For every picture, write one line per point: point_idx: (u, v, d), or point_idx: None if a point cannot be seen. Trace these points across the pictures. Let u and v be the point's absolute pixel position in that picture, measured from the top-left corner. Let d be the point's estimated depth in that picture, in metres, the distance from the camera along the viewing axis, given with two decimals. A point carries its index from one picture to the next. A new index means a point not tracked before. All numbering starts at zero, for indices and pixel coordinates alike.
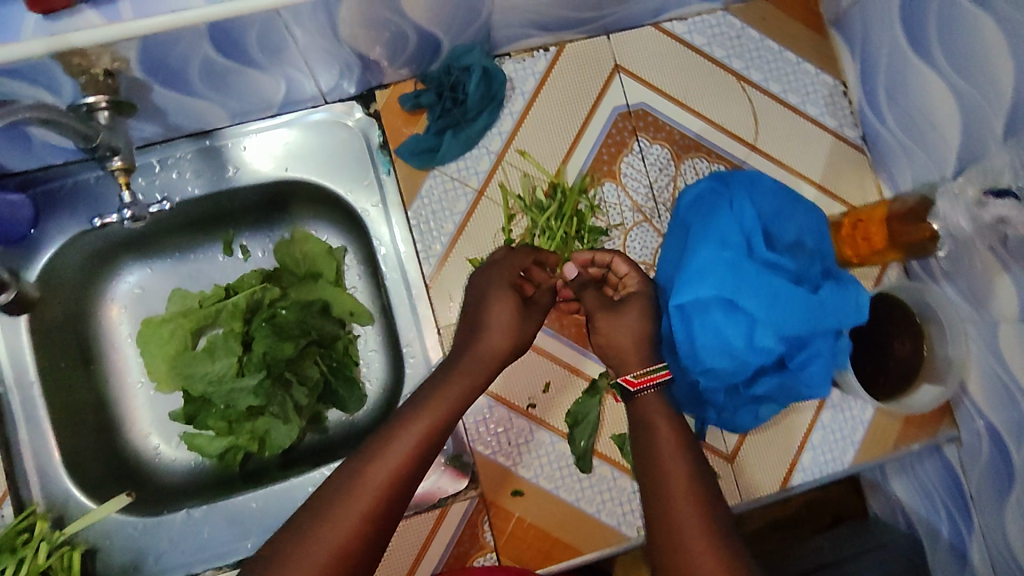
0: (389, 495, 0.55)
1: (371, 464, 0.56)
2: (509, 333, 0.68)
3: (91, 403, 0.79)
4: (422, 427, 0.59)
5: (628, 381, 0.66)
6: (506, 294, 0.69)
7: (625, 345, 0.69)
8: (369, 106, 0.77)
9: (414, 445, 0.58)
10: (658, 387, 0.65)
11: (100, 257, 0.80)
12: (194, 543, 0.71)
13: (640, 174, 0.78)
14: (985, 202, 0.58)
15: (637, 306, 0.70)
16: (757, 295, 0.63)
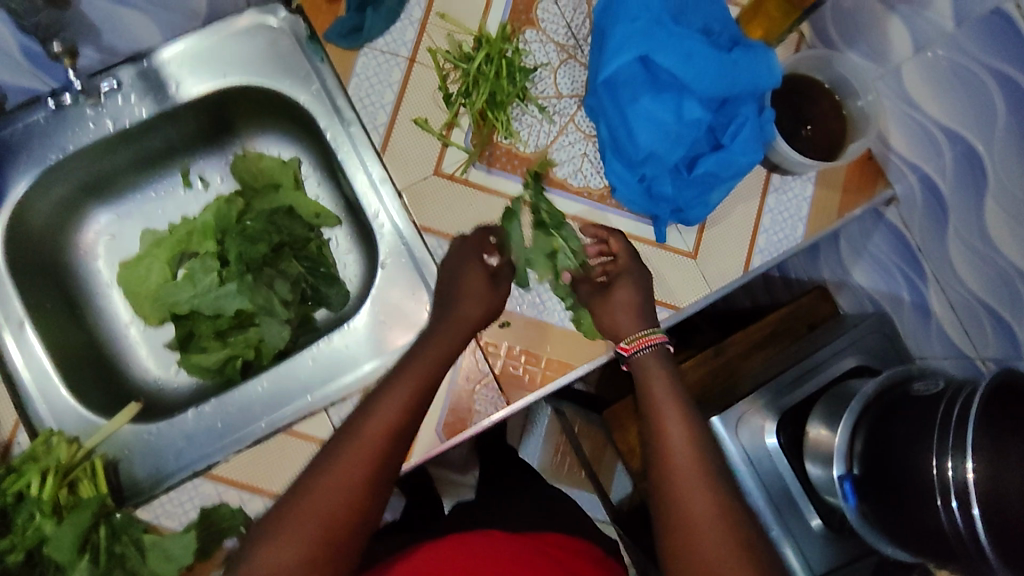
0: (353, 504, 0.60)
1: (327, 475, 0.61)
2: (482, 302, 0.73)
3: (83, 341, 0.81)
4: (376, 443, 0.63)
5: (623, 348, 0.73)
6: (475, 265, 0.75)
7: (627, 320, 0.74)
8: (290, 4, 0.80)
9: (374, 449, 0.62)
10: (652, 349, 0.72)
11: (67, 203, 0.82)
12: (210, 435, 0.74)
13: (557, 17, 0.83)
14: None
15: (628, 282, 0.75)
16: (674, 65, 0.70)
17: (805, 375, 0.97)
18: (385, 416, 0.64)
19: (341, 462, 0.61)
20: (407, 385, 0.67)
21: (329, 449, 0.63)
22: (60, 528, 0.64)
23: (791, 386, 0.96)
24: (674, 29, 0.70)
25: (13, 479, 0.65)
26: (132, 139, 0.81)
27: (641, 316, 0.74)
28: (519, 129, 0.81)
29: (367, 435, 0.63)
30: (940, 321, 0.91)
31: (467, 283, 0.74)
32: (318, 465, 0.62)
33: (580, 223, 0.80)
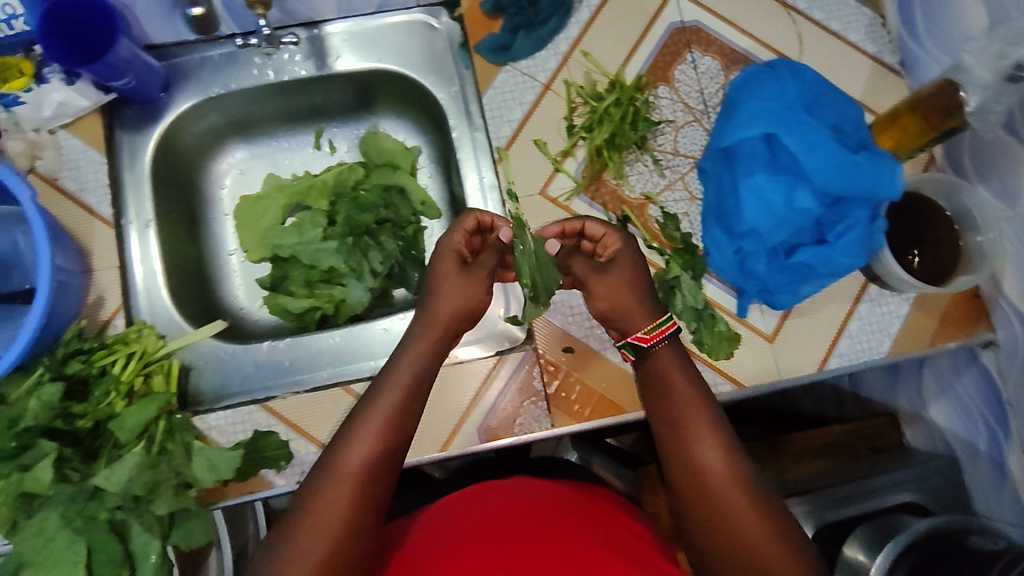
0: (341, 541, 0.59)
1: (310, 515, 0.59)
2: (459, 298, 0.76)
3: (191, 255, 0.89)
4: (353, 479, 0.61)
5: (641, 338, 0.73)
6: (448, 259, 0.77)
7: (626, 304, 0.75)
8: (452, 11, 0.88)
9: (353, 483, 0.61)
10: (668, 340, 0.73)
11: (215, 135, 0.93)
12: (274, 369, 0.79)
13: (692, 81, 0.86)
14: (1004, 57, 0.66)
15: (626, 263, 0.77)
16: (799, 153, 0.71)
17: (854, 497, 0.92)
18: (357, 454, 0.62)
19: (325, 497, 0.60)
20: (375, 425, 0.65)
21: (309, 489, 0.62)
22: (127, 410, 0.71)
23: (847, 500, 0.93)
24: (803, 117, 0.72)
25: (103, 353, 0.73)
26: (286, 94, 0.91)
27: (644, 302, 0.75)
28: (629, 173, 0.83)
29: (345, 469, 0.62)
30: (1017, 485, 0.83)
31: (442, 279, 0.76)
32: (302, 508, 0.60)
33: (656, 267, 0.80)
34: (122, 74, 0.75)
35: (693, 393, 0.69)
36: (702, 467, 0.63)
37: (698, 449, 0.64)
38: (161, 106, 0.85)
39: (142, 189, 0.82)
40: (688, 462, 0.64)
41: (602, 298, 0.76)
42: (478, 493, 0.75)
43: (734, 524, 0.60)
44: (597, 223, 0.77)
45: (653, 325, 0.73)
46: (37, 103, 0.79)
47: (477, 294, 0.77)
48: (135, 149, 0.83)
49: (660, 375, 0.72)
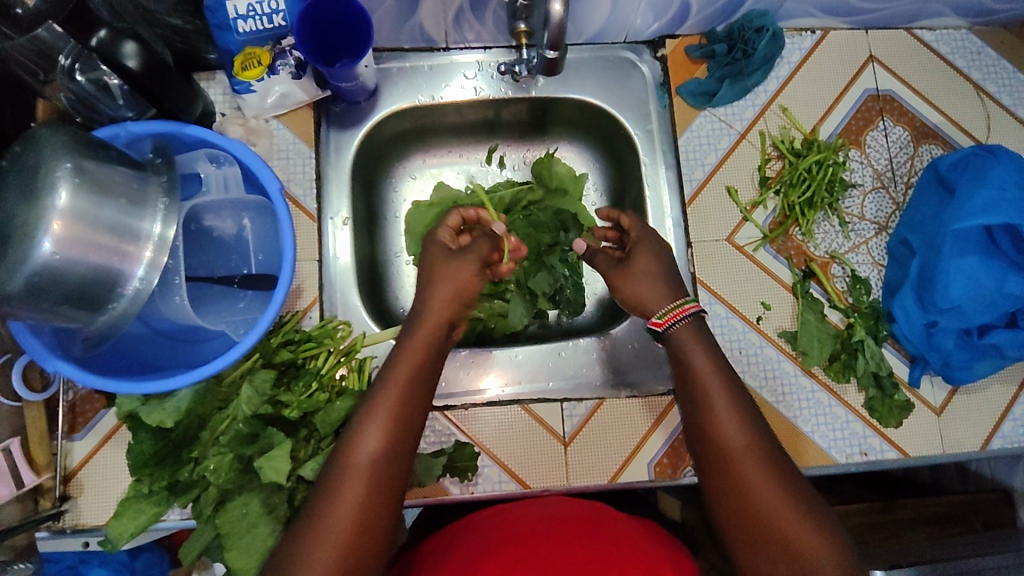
0: (387, 466, 0.59)
1: (360, 437, 0.59)
2: (451, 282, 0.73)
3: (370, 253, 0.91)
4: (395, 399, 0.62)
5: (656, 322, 0.71)
6: (439, 241, 0.78)
7: (648, 294, 0.74)
8: (656, 51, 0.90)
9: (400, 396, 0.63)
10: (687, 320, 0.69)
11: (401, 139, 0.94)
12: (452, 378, 0.82)
13: (882, 148, 0.88)
14: None
15: (643, 251, 0.76)
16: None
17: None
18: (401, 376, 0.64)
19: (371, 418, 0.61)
20: (411, 355, 0.66)
21: (355, 418, 0.62)
22: (332, 404, 0.72)
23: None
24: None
25: (307, 346, 0.75)
26: (478, 108, 0.92)
27: (666, 288, 0.74)
28: (816, 231, 0.85)
29: (388, 391, 0.63)
30: None
31: (435, 261, 0.76)
32: (344, 438, 0.60)
33: (837, 327, 0.83)
34: (352, 80, 0.78)
35: (710, 361, 0.66)
36: (721, 439, 0.62)
37: (721, 422, 0.63)
38: (365, 110, 0.87)
39: (343, 187, 0.84)
40: (710, 444, 0.62)
41: (620, 290, 0.76)
42: (513, 502, 0.75)
43: (761, 489, 0.59)
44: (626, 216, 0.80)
45: (671, 308, 0.71)
46: (263, 93, 0.79)
47: (472, 276, 0.74)
48: (340, 145, 0.85)
49: (677, 354, 0.68)
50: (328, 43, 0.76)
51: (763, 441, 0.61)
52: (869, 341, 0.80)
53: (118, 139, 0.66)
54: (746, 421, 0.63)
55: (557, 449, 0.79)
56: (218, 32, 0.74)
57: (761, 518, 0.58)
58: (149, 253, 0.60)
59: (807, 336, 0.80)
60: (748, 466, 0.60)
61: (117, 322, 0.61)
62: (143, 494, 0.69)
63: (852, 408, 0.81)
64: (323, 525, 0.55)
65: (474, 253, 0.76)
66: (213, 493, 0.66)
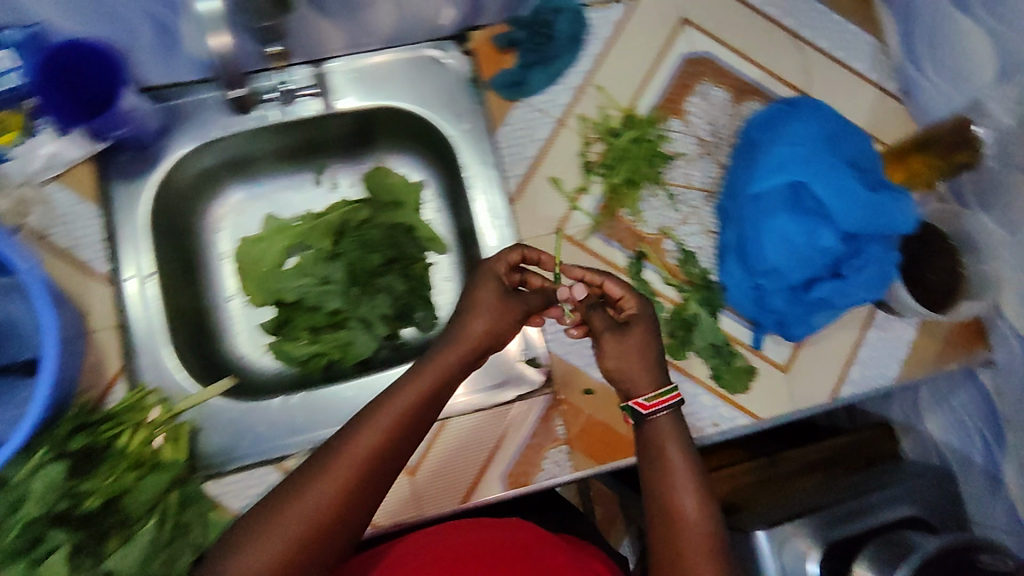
0: (372, 474, 0.59)
1: (358, 437, 0.60)
2: (489, 314, 0.72)
3: (192, 304, 0.85)
4: (398, 412, 0.62)
5: (641, 404, 0.70)
6: (489, 278, 0.74)
7: (633, 367, 0.72)
8: (462, 45, 0.84)
9: (341, 491, 0.57)
10: (669, 411, 0.69)
11: (211, 175, 0.88)
12: (286, 427, 0.76)
13: (704, 113, 0.85)
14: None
15: (641, 325, 0.73)
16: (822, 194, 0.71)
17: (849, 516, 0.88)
18: (352, 463, 0.59)
19: (374, 422, 0.61)
20: (373, 438, 0.60)
21: (270, 502, 0.58)
22: (141, 483, 0.66)
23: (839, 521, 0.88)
24: (836, 160, 0.71)
25: (109, 426, 0.69)
26: (288, 131, 0.86)
27: (653, 368, 0.72)
28: (645, 209, 0.83)
29: (318, 485, 0.57)
30: (1012, 494, 0.87)
31: (480, 299, 0.73)
32: (339, 435, 0.61)
33: (672, 303, 0.80)
34: (119, 125, 0.74)
35: (682, 453, 0.67)
36: (678, 512, 0.64)
37: (679, 504, 0.64)
38: (156, 151, 0.80)
39: (140, 243, 0.77)
40: (668, 514, 0.64)
41: (610, 357, 0.73)
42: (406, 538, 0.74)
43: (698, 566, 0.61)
44: (615, 286, 0.75)
45: (656, 393, 0.70)
46: (27, 156, 0.75)
47: (508, 322, 0.73)
48: (131, 198, 0.78)
49: (651, 443, 0.69)
50: (88, 95, 0.74)
51: (721, 526, 0.63)
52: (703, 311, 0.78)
53: None
54: (706, 505, 0.64)
55: (402, 479, 0.75)
56: None
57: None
58: None
59: None
60: (698, 548, 0.62)
61: None
62: None
63: (700, 382, 0.80)
64: (283, 517, 0.55)
65: (486, 270, 0.74)
66: None
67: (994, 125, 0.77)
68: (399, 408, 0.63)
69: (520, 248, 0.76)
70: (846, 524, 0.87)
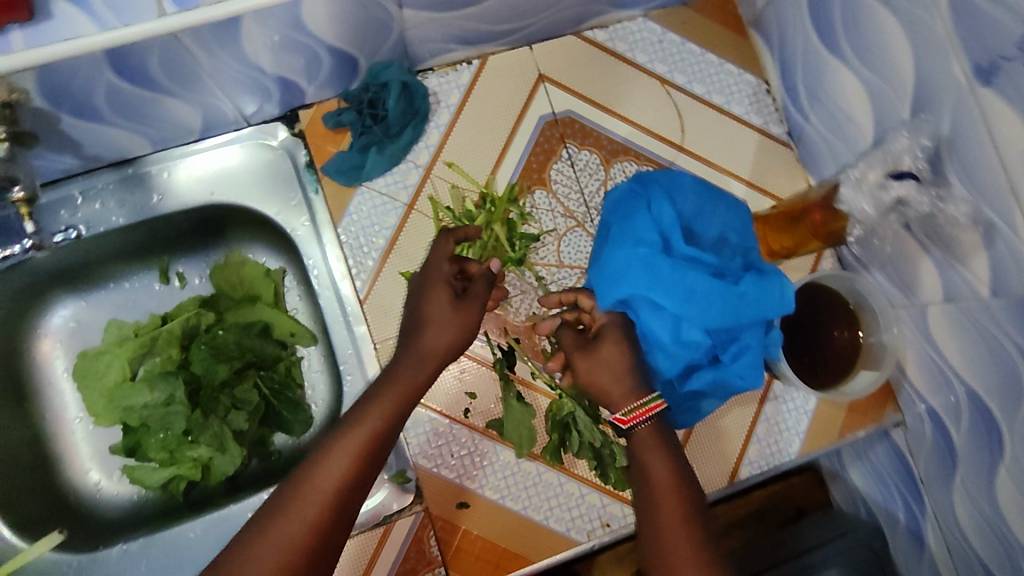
0: (343, 495, 0.53)
1: (328, 457, 0.54)
2: (448, 326, 0.62)
3: (22, 438, 0.77)
4: (374, 423, 0.56)
5: (618, 418, 0.59)
6: (441, 290, 0.64)
7: (606, 383, 0.61)
8: (293, 126, 0.77)
9: (310, 523, 0.51)
10: (652, 421, 0.58)
11: (34, 291, 0.79)
12: (131, 574, 0.70)
13: (571, 181, 0.78)
14: (887, 187, 0.64)
15: (612, 337, 0.63)
16: (672, 296, 0.63)
17: None
18: (323, 486, 0.53)
19: (346, 436, 0.55)
20: (345, 455, 0.54)
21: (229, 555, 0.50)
22: None
23: None
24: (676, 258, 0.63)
25: None
26: (115, 237, 0.77)
27: (642, 380, 0.61)
28: (510, 295, 0.76)
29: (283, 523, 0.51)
30: (936, 559, 0.80)
31: (431, 311, 0.62)
32: (306, 459, 0.55)
33: (549, 396, 0.75)
34: None
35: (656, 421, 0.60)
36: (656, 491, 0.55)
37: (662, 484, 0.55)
38: None
39: None
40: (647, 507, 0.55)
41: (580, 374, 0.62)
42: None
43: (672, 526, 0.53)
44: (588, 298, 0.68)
45: (635, 404, 0.59)
46: None
47: (465, 328, 0.63)
48: None
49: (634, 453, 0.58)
50: None
51: (693, 496, 0.55)
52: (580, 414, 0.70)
53: None
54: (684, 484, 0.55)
55: None
56: None
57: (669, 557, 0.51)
58: None
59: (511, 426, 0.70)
60: (672, 515, 0.53)
61: None
62: None
63: (584, 480, 0.74)
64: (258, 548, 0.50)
65: (433, 276, 0.65)
66: None
67: (857, 213, 0.67)
68: (370, 428, 0.56)
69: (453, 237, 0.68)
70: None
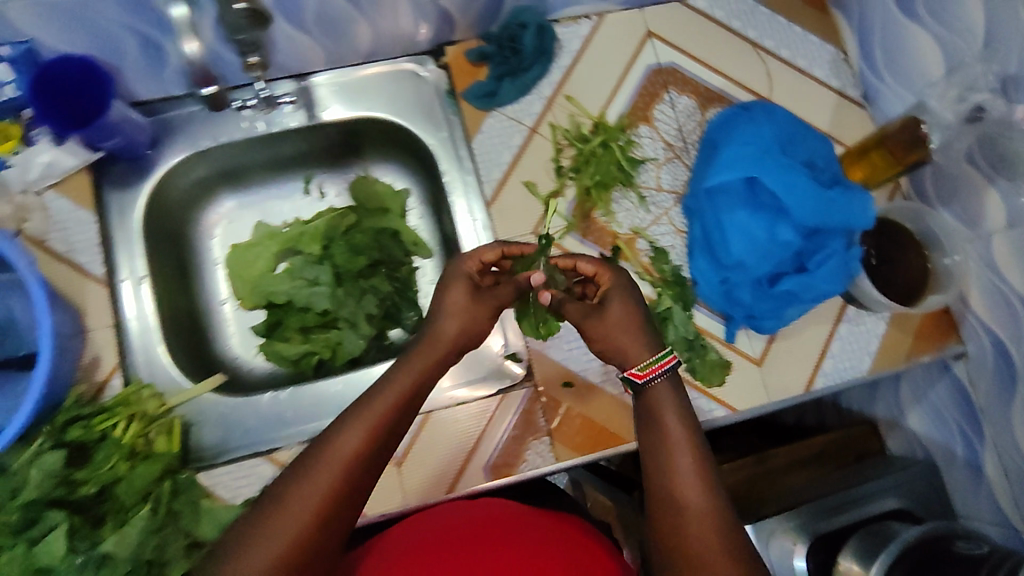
0: (348, 476, 0.58)
1: (330, 446, 0.59)
2: (460, 317, 0.73)
3: (186, 308, 0.89)
4: (390, 401, 0.63)
5: (635, 373, 0.69)
6: (463, 280, 0.75)
7: (623, 341, 0.72)
8: (439, 59, 0.90)
9: (326, 491, 0.56)
10: (664, 377, 0.68)
11: (205, 186, 0.93)
12: (277, 421, 0.80)
13: (671, 119, 0.90)
14: (966, 99, 0.76)
15: (618, 298, 0.74)
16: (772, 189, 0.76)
17: (841, 506, 0.94)
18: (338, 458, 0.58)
19: (342, 430, 0.60)
20: (359, 430, 0.60)
21: (246, 523, 0.55)
22: (132, 473, 0.70)
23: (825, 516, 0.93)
24: (779, 158, 0.76)
25: (102, 418, 0.72)
26: (278, 142, 0.92)
27: (642, 339, 0.72)
28: (617, 211, 0.87)
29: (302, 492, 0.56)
30: (993, 485, 0.88)
31: (450, 300, 0.73)
32: (319, 442, 0.60)
33: (648, 299, 0.84)
34: (111, 135, 0.75)
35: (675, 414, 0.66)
36: (671, 495, 0.61)
37: (681, 482, 0.61)
38: (149, 162, 0.85)
39: (136, 248, 0.82)
40: (672, 500, 0.60)
41: (596, 338, 0.74)
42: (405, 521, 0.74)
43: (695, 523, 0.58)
44: (586, 264, 0.77)
45: (650, 361, 0.69)
46: (23, 166, 0.77)
47: (483, 319, 0.75)
48: (124, 205, 0.82)
49: (660, 444, 0.64)
50: (74, 101, 0.73)
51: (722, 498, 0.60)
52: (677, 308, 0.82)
53: None
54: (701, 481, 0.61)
55: (390, 470, 0.78)
56: None
57: (687, 550, 0.57)
58: None
59: None
60: (705, 528, 0.58)
61: None
62: None
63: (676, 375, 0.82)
64: (271, 524, 0.54)
65: (456, 270, 0.75)
66: None
67: (939, 121, 0.79)
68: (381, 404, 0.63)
69: (499, 245, 0.77)
70: (834, 517, 0.93)
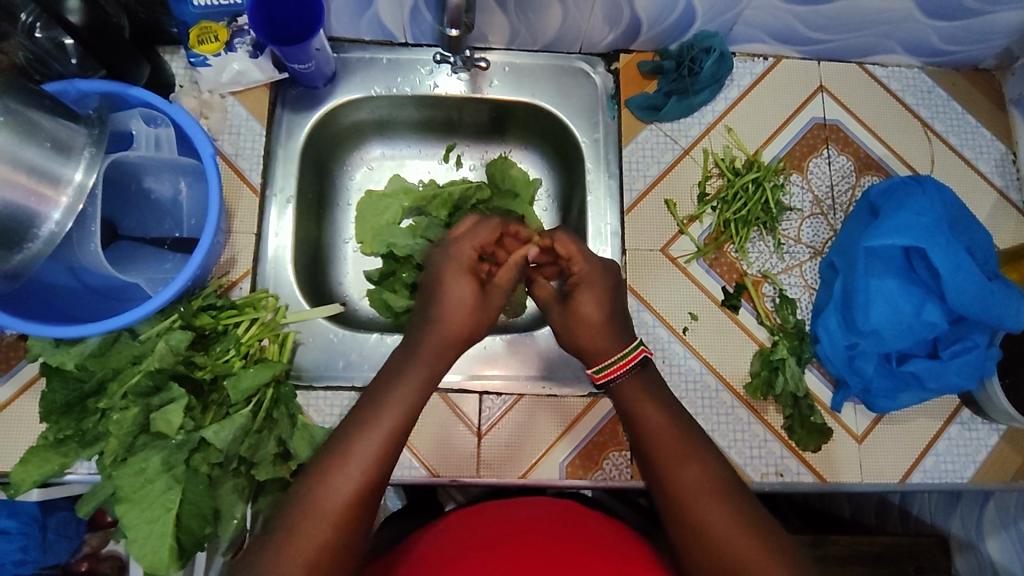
0: (349, 508, 0.56)
1: (333, 474, 0.57)
2: (466, 309, 0.69)
3: (314, 236, 0.93)
4: (391, 417, 0.61)
5: (595, 377, 0.70)
6: (464, 278, 0.70)
7: (597, 343, 0.71)
8: (610, 64, 0.92)
9: (331, 523, 0.55)
10: (625, 379, 0.68)
11: (358, 130, 0.96)
12: (378, 361, 0.82)
13: (825, 176, 0.89)
14: None
15: (592, 294, 0.72)
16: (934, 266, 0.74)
17: None
18: (344, 488, 0.56)
19: (346, 462, 0.58)
20: (360, 457, 0.58)
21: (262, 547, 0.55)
22: (243, 373, 0.73)
23: None
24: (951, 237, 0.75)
25: (231, 313, 0.78)
26: (434, 106, 0.94)
27: (617, 340, 0.71)
28: (750, 249, 0.86)
29: (312, 519, 0.55)
30: None
31: (453, 296, 0.69)
32: (318, 467, 0.58)
33: (761, 345, 0.83)
34: (306, 60, 0.80)
35: (689, 453, 0.62)
36: (717, 545, 0.57)
37: (689, 487, 0.60)
38: (322, 95, 0.89)
39: (291, 167, 0.86)
40: (684, 508, 0.59)
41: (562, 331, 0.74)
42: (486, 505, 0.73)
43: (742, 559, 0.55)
44: (563, 245, 0.74)
45: (609, 362, 0.69)
46: (219, 68, 0.83)
47: (488, 316, 0.71)
48: (292, 126, 0.87)
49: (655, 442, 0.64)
50: (284, 21, 0.78)
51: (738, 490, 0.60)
52: (792, 362, 0.81)
53: (66, 94, 0.69)
54: (744, 527, 0.57)
55: (470, 440, 0.80)
56: (176, 4, 0.77)
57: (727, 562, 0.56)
58: (66, 199, 0.63)
59: (726, 352, 0.83)
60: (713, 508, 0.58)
61: (33, 262, 0.63)
62: (53, 443, 0.69)
63: (772, 427, 0.81)
64: (291, 547, 0.54)
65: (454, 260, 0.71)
66: (113, 447, 0.66)
67: None
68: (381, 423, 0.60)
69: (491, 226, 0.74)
70: None
